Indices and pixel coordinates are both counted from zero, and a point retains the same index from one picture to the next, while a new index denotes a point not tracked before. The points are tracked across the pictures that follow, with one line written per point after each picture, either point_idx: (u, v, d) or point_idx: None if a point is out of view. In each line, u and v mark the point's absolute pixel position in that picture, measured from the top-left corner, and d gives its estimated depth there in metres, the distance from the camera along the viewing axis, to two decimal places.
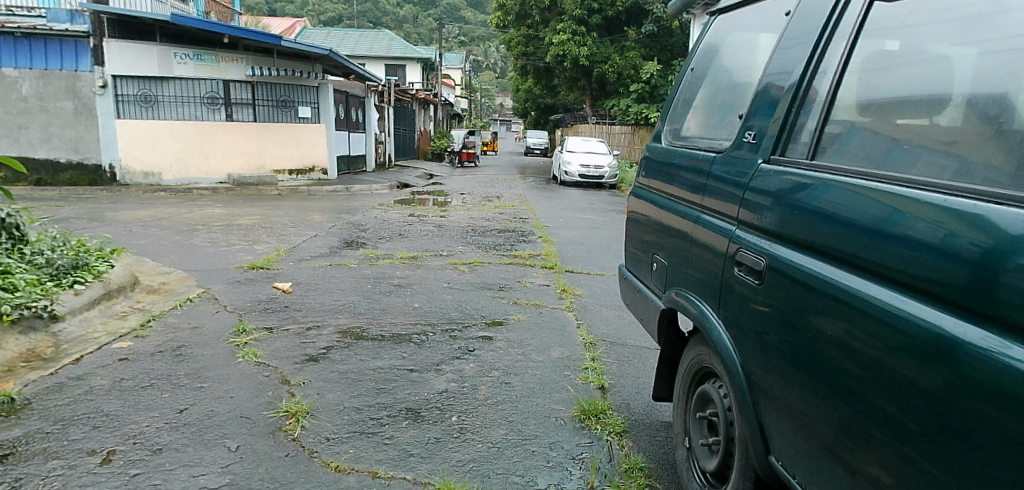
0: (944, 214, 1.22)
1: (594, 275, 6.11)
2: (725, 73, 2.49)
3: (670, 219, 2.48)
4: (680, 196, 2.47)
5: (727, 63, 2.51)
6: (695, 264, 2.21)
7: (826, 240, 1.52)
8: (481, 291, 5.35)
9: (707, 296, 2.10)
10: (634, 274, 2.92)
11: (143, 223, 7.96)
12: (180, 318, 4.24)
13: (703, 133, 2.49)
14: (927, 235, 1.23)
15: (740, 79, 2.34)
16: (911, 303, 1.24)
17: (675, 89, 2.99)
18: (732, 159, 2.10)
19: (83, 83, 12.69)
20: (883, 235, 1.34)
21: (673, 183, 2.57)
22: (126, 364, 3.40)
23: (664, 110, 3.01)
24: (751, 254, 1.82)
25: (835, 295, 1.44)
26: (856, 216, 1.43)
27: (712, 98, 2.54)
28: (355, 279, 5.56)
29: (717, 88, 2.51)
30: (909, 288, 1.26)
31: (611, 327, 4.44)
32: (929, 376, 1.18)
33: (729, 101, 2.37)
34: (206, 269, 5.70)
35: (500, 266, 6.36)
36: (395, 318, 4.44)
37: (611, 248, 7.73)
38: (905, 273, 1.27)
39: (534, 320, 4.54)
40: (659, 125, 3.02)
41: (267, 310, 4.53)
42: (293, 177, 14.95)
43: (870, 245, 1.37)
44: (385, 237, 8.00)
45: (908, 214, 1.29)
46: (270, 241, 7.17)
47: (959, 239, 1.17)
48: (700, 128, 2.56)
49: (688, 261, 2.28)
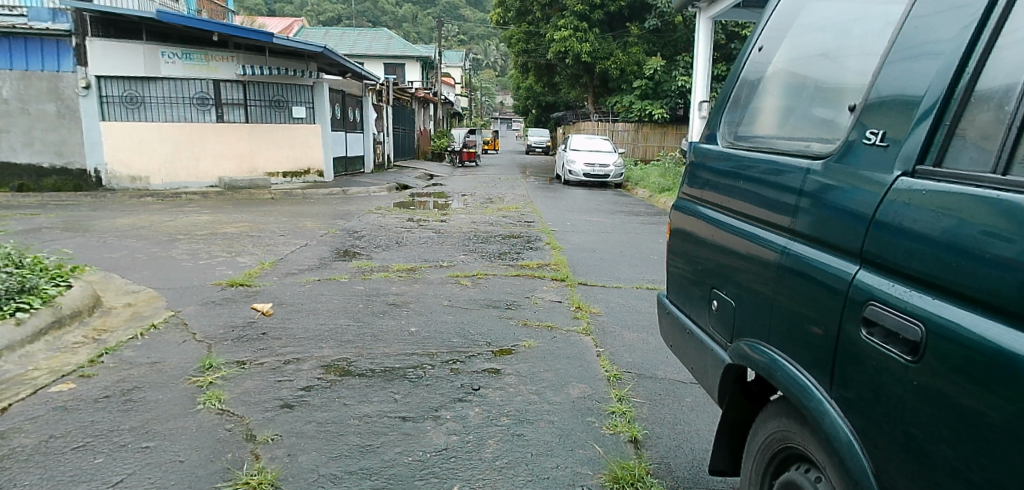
0: (951, 202, 1.17)
1: (610, 289, 5.53)
2: (808, 57, 1.95)
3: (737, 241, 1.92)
4: (747, 213, 1.91)
5: (814, 41, 1.95)
6: (778, 311, 1.64)
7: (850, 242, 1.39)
8: (485, 310, 4.78)
9: (807, 361, 1.51)
10: (681, 309, 2.36)
11: (120, 232, 7.39)
12: (140, 351, 3.67)
13: (782, 133, 1.92)
14: (931, 227, 1.18)
15: (840, 62, 1.77)
16: (925, 297, 1.18)
17: (728, 84, 2.41)
18: (834, 172, 1.51)
19: (65, 84, 12.12)
20: (893, 231, 1.27)
21: (732, 195, 2.03)
22: (61, 417, 2.84)
23: (720, 100, 2.43)
24: (894, 314, 1.23)
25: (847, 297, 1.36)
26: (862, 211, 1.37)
27: (794, 90, 1.96)
28: (344, 298, 4.99)
29: (802, 74, 1.95)
30: (923, 281, 1.19)
31: (636, 355, 3.87)
32: (951, 381, 1.10)
33: (817, 92, 1.83)
34: (179, 287, 5.12)
35: (506, 278, 5.79)
36: (388, 347, 3.87)
37: (624, 256, 7.16)
38: (907, 266, 1.22)
39: (548, 347, 3.97)
40: (713, 122, 2.44)
41: (242, 338, 3.96)
42: (287, 179, 14.40)
43: (877, 238, 1.31)
44: (381, 245, 7.43)
45: (913, 205, 1.24)
46: (255, 253, 6.59)
47: (967, 229, 1.11)
48: (777, 125, 1.98)
49: (765, 302, 1.72)
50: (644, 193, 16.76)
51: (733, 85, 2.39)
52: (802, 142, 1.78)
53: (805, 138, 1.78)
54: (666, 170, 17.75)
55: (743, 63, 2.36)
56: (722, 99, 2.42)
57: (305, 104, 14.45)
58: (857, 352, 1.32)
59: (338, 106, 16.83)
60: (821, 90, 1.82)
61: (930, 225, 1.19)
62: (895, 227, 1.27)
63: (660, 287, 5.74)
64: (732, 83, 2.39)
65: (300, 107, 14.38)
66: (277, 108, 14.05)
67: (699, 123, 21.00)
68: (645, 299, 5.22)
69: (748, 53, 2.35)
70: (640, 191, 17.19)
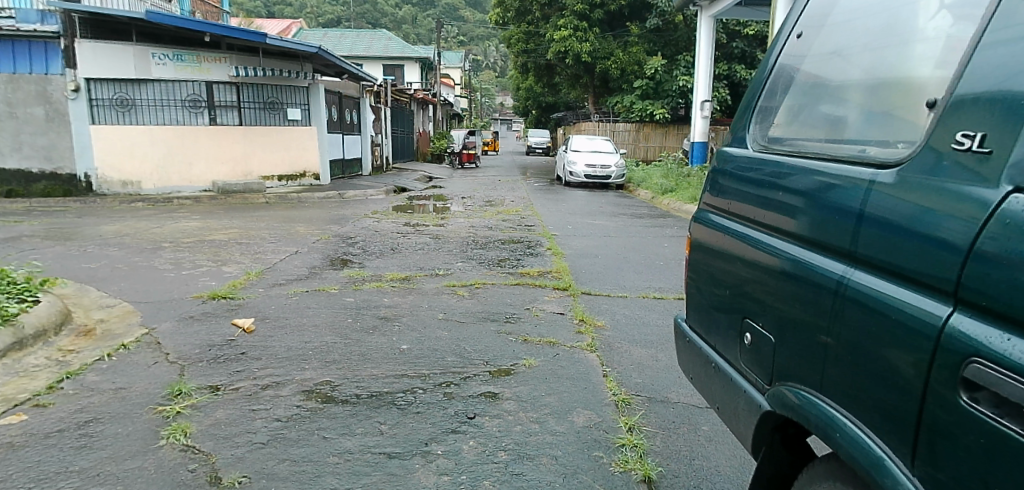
0: (974, 209, 1.08)
1: (615, 299, 5.23)
2: (859, 48, 1.69)
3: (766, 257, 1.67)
4: (772, 224, 1.69)
5: (865, 30, 1.69)
6: (840, 364, 1.35)
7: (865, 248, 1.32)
8: (482, 324, 4.47)
9: (874, 421, 1.24)
10: (701, 337, 2.05)
11: (102, 241, 7.08)
12: (105, 376, 3.37)
13: (830, 136, 1.65)
14: (953, 234, 1.10)
15: (903, 53, 1.51)
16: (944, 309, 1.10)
17: (752, 89, 2.13)
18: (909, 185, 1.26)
19: (54, 87, 11.82)
20: (911, 233, 1.20)
21: (768, 207, 1.73)
22: (5, 457, 2.54)
23: (747, 96, 2.14)
24: (1000, 372, 0.98)
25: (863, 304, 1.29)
26: (882, 213, 1.28)
27: (843, 85, 1.70)
28: (332, 311, 4.69)
29: (853, 67, 1.68)
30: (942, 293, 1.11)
31: (646, 376, 3.56)
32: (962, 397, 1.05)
33: (876, 89, 1.56)
34: (157, 300, 4.82)
35: (505, 288, 5.49)
36: (376, 368, 3.56)
37: (629, 262, 6.86)
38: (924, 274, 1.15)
39: (550, 366, 3.67)
40: (740, 122, 2.13)
41: (219, 359, 3.66)
42: (283, 183, 14.11)
43: (896, 244, 1.23)
44: (375, 252, 7.13)
45: (936, 212, 1.15)
46: (242, 262, 6.29)
47: (990, 237, 1.03)
48: (821, 127, 1.71)
49: (814, 332, 1.44)
50: (647, 194, 16.47)
51: (757, 92, 2.10)
52: (858, 146, 1.51)
53: (862, 142, 1.50)
54: (668, 171, 17.47)
55: (768, 68, 2.08)
56: (746, 105, 2.13)
57: (300, 105, 14.17)
58: (944, 416, 1.08)
59: (334, 108, 16.54)
60: (878, 86, 1.56)
61: (953, 233, 1.10)
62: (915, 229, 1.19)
63: (668, 296, 5.44)
64: (757, 92, 2.09)
65: (295, 109, 14.10)
66: (272, 110, 13.77)
67: (701, 122, 20.75)
68: (652, 311, 4.93)
69: (772, 58, 2.07)
70: (642, 192, 16.89)
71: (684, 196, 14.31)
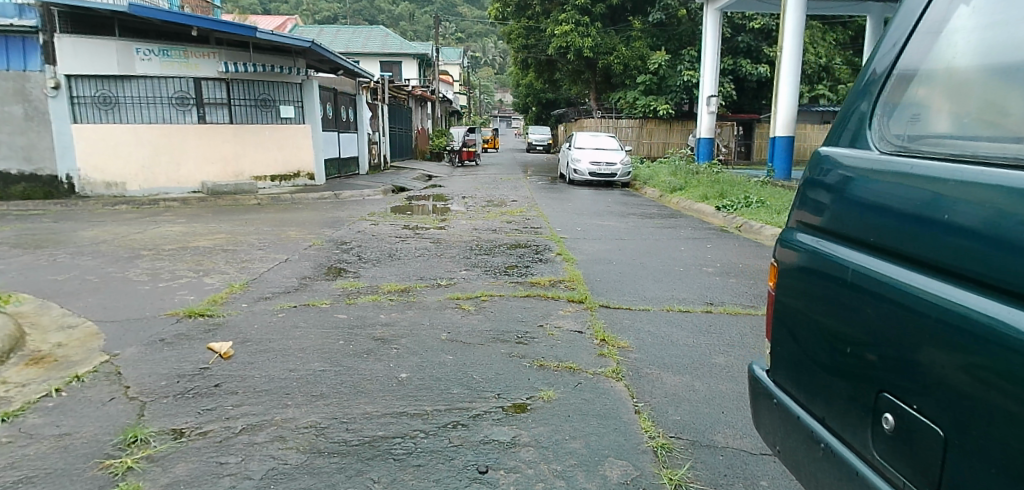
0: (988, 194, 1.22)
1: (636, 314, 4.74)
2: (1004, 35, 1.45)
3: (876, 307, 1.42)
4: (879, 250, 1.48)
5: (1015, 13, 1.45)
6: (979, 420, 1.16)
7: (884, 237, 1.46)
8: (491, 345, 3.97)
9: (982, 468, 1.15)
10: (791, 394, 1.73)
11: (76, 249, 6.55)
12: (49, 418, 2.85)
13: (977, 138, 1.42)
14: (968, 218, 1.25)
15: None
16: (951, 288, 1.26)
17: (850, 100, 1.83)
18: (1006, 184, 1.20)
19: (33, 84, 11.27)
20: (927, 222, 1.34)
21: (888, 238, 1.45)
22: None
23: (852, 102, 1.81)
24: None
25: (878, 288, 1.42)
26: (898, 204, 1.44)
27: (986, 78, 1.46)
28: (323, 331, 4.18)
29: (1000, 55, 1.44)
30: (953, 274, 1.27)
31: (685, 412, 3.06)
32: (963, 367, 1.20)
33: None
34: (124, 320, 4.29)
35: (515, 301, 4.99)
36: (370, 404, 3.05)
37: (647, 269, 6.37)
38: (940, 259, 1.30)
39: (572, 398, 3.18)
40: (846, 132, 1.78)
41: (186, 393, 3.14)
42: (276, 183, 13.62)
43: (914, 235, 1.37)
44: (372, 259, 6.62)
45: (952, 198, 1.30)
46: (226, 272, 5.77)
47: (1012, 220, 1.15)
48: (960, 128, 1.48)
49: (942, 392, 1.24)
50: (654, 193, 16.02)
51: (859, 101, 1.79)
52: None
53: None
54: (675, 168, 17.00)
55: (874, 73, 1.75)
56: (846, 113, 1.82)
57: (294, 103, 13.73)
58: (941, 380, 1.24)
59: (330, 105, 16.03)
60: None
61: (970, 218, 1.24)
62: (929, 216, 1.34)
63: (694, 309, 4.96)
64: (863, 97, 1.76)
65: (288, 106, 13.65)
66: (264, 108, 13.31)
67: (707, 118, 20.46)
68: (680, 328, 4.44)
69: (879, 61, 1.75)
70: (649, 191, 16.41)
71: (695, 195, 13.84)
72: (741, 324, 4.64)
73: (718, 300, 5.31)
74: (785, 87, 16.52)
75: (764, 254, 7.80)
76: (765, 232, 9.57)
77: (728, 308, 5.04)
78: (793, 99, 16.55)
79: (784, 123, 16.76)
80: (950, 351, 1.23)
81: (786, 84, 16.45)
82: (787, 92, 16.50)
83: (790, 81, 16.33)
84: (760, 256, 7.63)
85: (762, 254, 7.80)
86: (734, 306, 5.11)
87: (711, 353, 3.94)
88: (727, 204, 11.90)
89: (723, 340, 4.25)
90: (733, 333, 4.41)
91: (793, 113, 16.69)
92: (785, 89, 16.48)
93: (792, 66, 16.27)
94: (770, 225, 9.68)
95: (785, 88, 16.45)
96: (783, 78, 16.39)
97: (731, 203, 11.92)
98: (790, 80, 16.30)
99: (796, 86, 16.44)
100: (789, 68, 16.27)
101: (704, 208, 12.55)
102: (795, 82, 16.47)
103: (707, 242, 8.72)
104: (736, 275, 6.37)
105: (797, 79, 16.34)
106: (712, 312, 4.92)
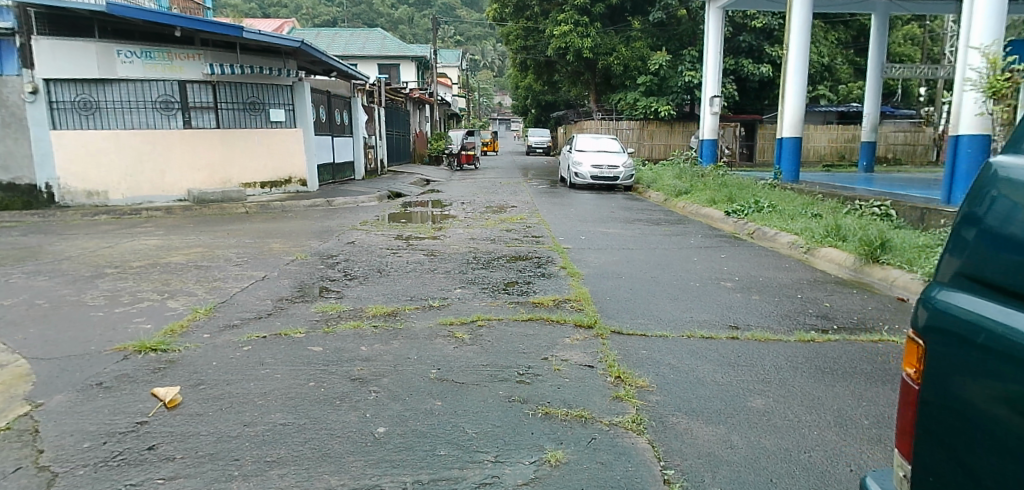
0: None
1: (652, 342, 4.17)
2: None
3: (945, 343, 1.28)
4: (972, 282, 1.27)
5: None
6: None
7: (954, 262, 1.32)
8: (486, 385, 3.39)
9: None
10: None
11: (33, 267, 5.98)
12: None
13: None
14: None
15: None
16: (1009, 316, 1.17)
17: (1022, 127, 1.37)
18: None
19: (9, 89, 10.73)
20: (987, 239, 1.23)
21: (976, 268, 1.26)
22: None
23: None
24: None
25: (934, 318, 1.32)
26: (963, 223, 1.32)
27: None
28: (291, 369, 3.59)
29: None
30: (1008, 301, 1.18)
31: (723, 480, 2.51)
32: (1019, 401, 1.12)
33: None
34: (62, 358, 3.70)
35: (514, 327, 4.41)
36: (336, 475, 2.49)
37: (659, 284, 5.79)
38: (994, 282, 1.21)
39: (586, 462, 2.61)
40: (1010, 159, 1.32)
41: (112, 462, 2.58)
42: (266, 190, 13.07)
43: (973, 253, 1.27)
44: (358, 275, 6.05)
45: (1010, 204, 1.20)
46: (194, 294, 5.19)
47: None
48: None
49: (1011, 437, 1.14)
50: (659, 197, 15.45)
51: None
52: None
53: None
54: (680, 170, 16.42)
55: None
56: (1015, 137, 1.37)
57: (284, 106, 13.20)
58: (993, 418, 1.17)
59: (322, 108, 15.47)
60: None
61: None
62: (989, 232, 1.23)
63: (719, 335, 4.36)
64: None
65: (279, 110, 13.12)
66: (254, 112, 12.77)
67: (710, 118, 19.91)
68: (704, 360, 3.85)
69: None
70: (654, 194, 15.86)
71: (701, 198, 13.25)
72: (774, 353, 4.05)
73: (743, 322, 4.72)
74: (792, 86, 15.93)
75: (783, 264, 7.22)
76: (780, 239, 8.96)
77: (756, 333, 4.44)
78: (800, 99, 15.96)
79: (791, 124, 16.17)
80: (1006, 390, 1.14)
81: (792, 83, 15.86)
82: (793, 91, 15.91)
83: (797, 80, 15.74)
84: (779, 267, 7.05)
85: (781, 265, 7.21)
86: (763, 331, 4.51)
87: (744, 394, 3.37)
88: (736, 208, 11.30)
89: (756, 375, 3.66)
90: (765, 366, 3.82)
91: (800, 114, 16.12)
92: (792, 88, 15.89)
93: (799, 64, 15.71)
94: (785, 231, 9.07)
95: (792, 87, 15.86)
96: (789, 77, 15.83)
97: (741, 207, 11.32)
98: (797, 79, 15.73)
99: (803, 85, 15.85)
100: (796, 66, 15.69)
101: (713, 213, 11.95)
102: (802, 81, 15.88)
103: (721, 250, 8.14)
104: (757, 290, 5.78)
105: (804, 78, 15.76)
106: (740, 339, 4.32)
